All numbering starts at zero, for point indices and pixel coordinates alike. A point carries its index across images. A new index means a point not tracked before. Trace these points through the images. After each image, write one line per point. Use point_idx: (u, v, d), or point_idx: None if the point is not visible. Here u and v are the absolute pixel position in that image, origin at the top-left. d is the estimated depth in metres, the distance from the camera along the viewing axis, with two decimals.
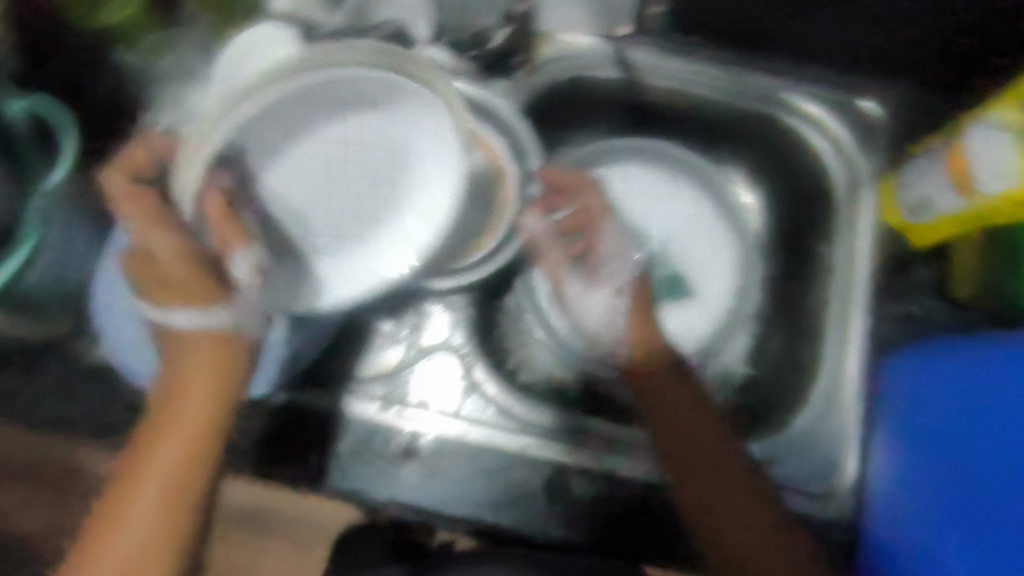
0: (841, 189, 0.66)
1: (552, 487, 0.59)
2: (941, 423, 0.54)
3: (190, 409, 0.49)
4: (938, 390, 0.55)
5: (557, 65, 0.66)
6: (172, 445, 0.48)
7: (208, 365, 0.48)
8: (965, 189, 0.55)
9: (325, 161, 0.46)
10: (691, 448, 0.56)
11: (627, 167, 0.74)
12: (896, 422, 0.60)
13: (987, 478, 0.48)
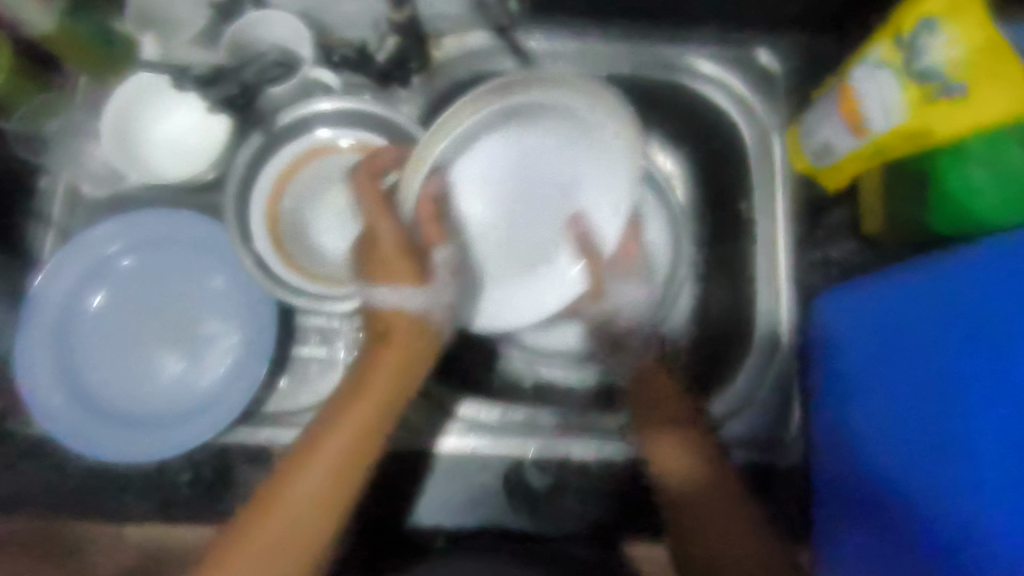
0: (752, 143, 0.67)
1: (508, 479, 0.60)
2: (876, 349, 0.54)
3: (369, 404, 0.49)
4: (875, 322, 0.54)
5: (457, 66, 0.67)
6: (350, 444, 0.48)
7: (393, 356, 0.50)
8: (859, 130, 0.57)
9: (536, 168, 0.54)
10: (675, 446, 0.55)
11: None
12: (831, 372, 0.59)
13: (939, 396, 0.47)
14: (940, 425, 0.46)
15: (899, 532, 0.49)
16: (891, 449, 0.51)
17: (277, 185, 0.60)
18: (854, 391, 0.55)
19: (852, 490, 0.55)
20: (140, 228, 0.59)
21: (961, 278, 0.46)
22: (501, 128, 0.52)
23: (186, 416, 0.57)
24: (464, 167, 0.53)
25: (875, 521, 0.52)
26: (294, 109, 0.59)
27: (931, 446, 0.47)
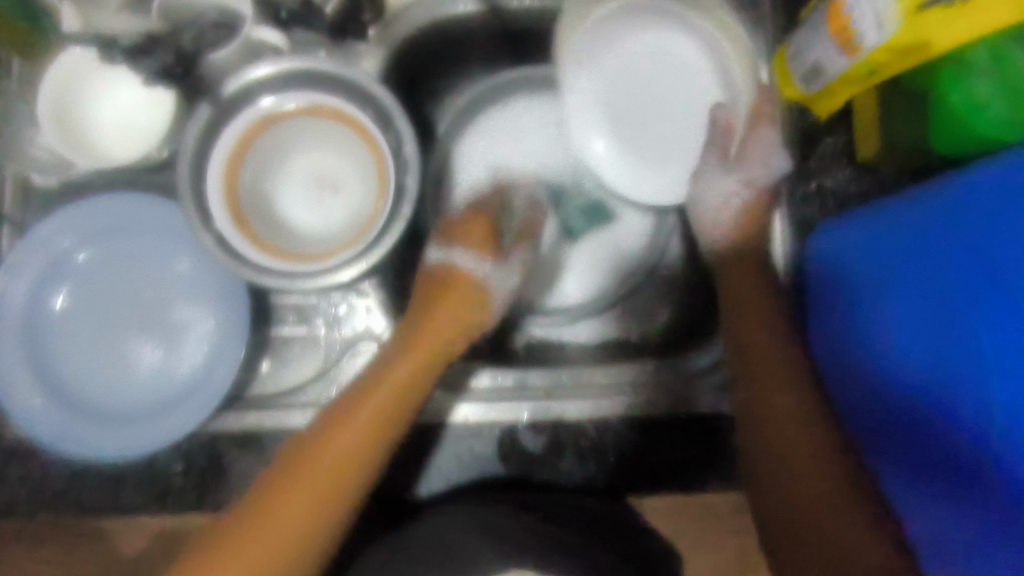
0: (736, 67, 0.63)
1: (503, 444, 0.59)
2: (888, 274, 0.50)
3: (417, 367, 0.53)
4: (889, 246, 0.51)
5: (416, 11, 0.63)
6: (395, 402, 0.51)
7: (445, 324, 0.55)
8: (850, 49, 0.52)
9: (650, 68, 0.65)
10: (760, 365, 0.53)
11: (510, 109, 0.71)
12: (837, 295, 0.55)
13: (964, 309, 0.44)
14: (966, 338, 0.43)
15: (921, 458, 0.46)
16: (909, 370, 0.47)
17: (232, 158, 0.56)
18: (862, 313, 0.52)
19: (865, 421, 0.51)
20: (96, 212, 0.56)
21: (967, 188, 0.45)
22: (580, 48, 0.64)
23: (175, 403, 0.56)
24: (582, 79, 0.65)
25: (890, 451, 0.49)
26: (240, 76, 0.54)
27: (955, 359, 0.44)
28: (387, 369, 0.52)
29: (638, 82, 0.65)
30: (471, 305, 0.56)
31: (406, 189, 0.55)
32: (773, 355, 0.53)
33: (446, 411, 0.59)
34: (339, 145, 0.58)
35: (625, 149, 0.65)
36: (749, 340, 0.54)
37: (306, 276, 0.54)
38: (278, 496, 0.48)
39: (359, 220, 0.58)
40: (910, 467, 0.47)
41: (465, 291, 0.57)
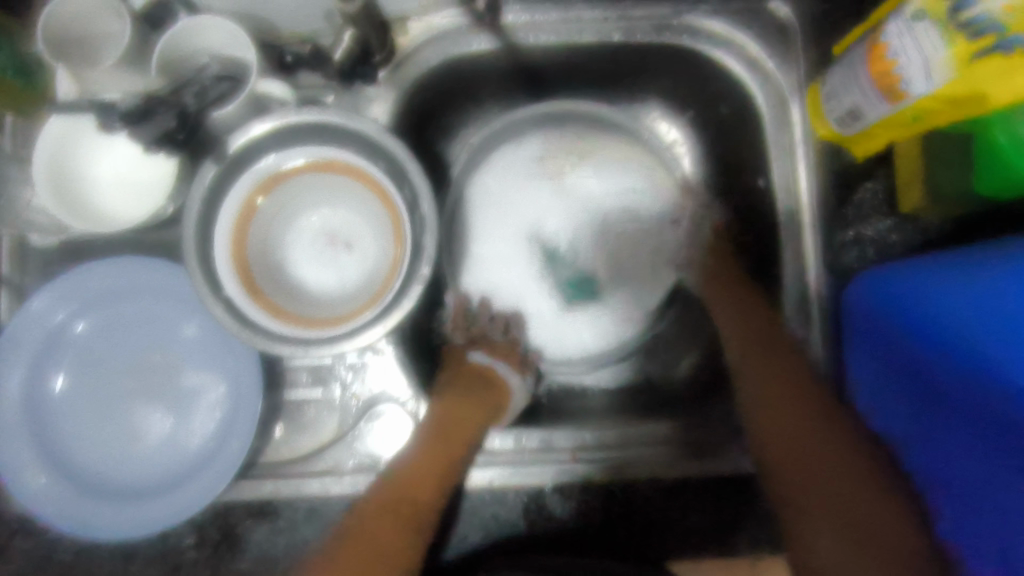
0: (766, 106, 0.60)
1: (530, 510, 0.57)
2: (919, 318, 0.52)
3: (449, 446, 0.54)
4: (915, 285, 0.52)
5: (430, 53, 0.60)
6: (428, 484, 0.53)
7: (471, 406, 0.56)
8: (894, 96, 0.49)
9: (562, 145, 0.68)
10: (784, 398, 0.54)
11: (496, 163, 0.69)
12: (866, 342, 0.56)
13: (990, 332, 0.46)
14: (995, 360, 0.45)
15: (979, 478, 0.46)
16: (946, 383, 0.49)
17: (240, 218, 0.53)
18: (896, 351, 0.53)
19: (930, 440, 0.50)
20: (100, 277, 0.53)
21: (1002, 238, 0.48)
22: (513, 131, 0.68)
23: (187, 477, 0.53)
24: (515, 163, 0.69)
25: (947, 473, 0.49)
26: (246, 132, 0.51)
27: (983, 374, 0.45)
28: (415, 451, 0.54)
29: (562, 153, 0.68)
30: (490, 388, 0.58)
31: (423, 250, 0.52)
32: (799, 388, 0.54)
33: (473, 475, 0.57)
34: (351, 200, 0.56)
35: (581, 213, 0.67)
36: (768, 377, 0.55)
37: (321, 342, 0.51)
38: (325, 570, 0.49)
39: (374, 279, 0.55)
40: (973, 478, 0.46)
41: (493, 396, 0.58)
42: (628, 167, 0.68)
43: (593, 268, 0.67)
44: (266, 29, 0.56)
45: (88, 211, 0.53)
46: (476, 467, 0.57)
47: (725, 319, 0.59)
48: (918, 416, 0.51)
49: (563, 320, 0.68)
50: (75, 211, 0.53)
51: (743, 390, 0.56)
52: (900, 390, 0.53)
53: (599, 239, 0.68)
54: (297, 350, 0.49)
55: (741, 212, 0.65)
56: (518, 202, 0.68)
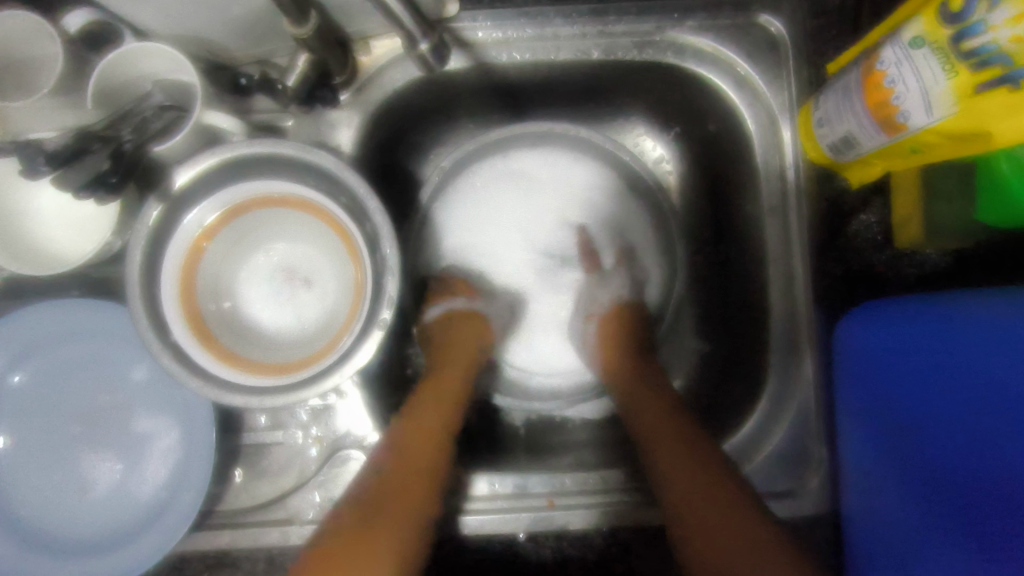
0: (756, 128, 0.56)
1: (503, 559, 0.55)
2: (916, 372, 0.49)
3: (428, 453, 0.50)
4: (898, 329, 0.50)
5: (397, 71, 0.56)
6: (414, 496, 0.47)
7: (447, 377, 0.56)
8: (890, 126, 0.45)
9: (536, 163, 0.67)
10: (690, 480, 0.48)
11: (470, 183, 0.67)
12: (847, 408, 0.52)
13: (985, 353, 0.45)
14: (996, 382, 0.44)
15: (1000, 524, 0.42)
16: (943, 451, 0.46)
17: (186, 257, 0.50)
18: (880, 408, 0.50)
19: (912, 508, 0.48)
20: (43, 319, 0.50)
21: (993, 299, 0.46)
22: (487, 151, 0.65)
23: (139, 530, 0.50)
24: (488, 183, 0.67)
25: (947, 538, 0.45)
26: (192, 166, 0.48)
27: (991, 415, 0.44)
28: (391, 468, 0.48)
29: (536, 171, 0.67)
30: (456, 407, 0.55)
31: (383, 293, 0.48)
32: (708, 474, 0.48)
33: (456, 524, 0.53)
34: (309, 234, 0.52)
35: (561, 230, 0.67)
36: (675, 460, 0.50)
37: (276, 391, 0.47)
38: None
39: (335, 319, 0.52)
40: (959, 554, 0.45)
41: (468, 334, 0.60)
42: (595, 188, 0.67)
43: (566, 283, 0.67)
44: (219, 50, 0.52)
45: (28, 246, 0.50)
46: (465, 515, 0.54)
47: (642, 395, 0.56)
48: (915, 480, 0.48)
49: (545, 338, 0.67)
50: (14, 246, 0.49)
51: (655, 458, 0.51)
52: (888, 454, 0.49)
53: (571, 256, 0.67)
54: (249, 402, 0.46)
55: (728, 237, 0.62)
56: (494, 223, 0.67)
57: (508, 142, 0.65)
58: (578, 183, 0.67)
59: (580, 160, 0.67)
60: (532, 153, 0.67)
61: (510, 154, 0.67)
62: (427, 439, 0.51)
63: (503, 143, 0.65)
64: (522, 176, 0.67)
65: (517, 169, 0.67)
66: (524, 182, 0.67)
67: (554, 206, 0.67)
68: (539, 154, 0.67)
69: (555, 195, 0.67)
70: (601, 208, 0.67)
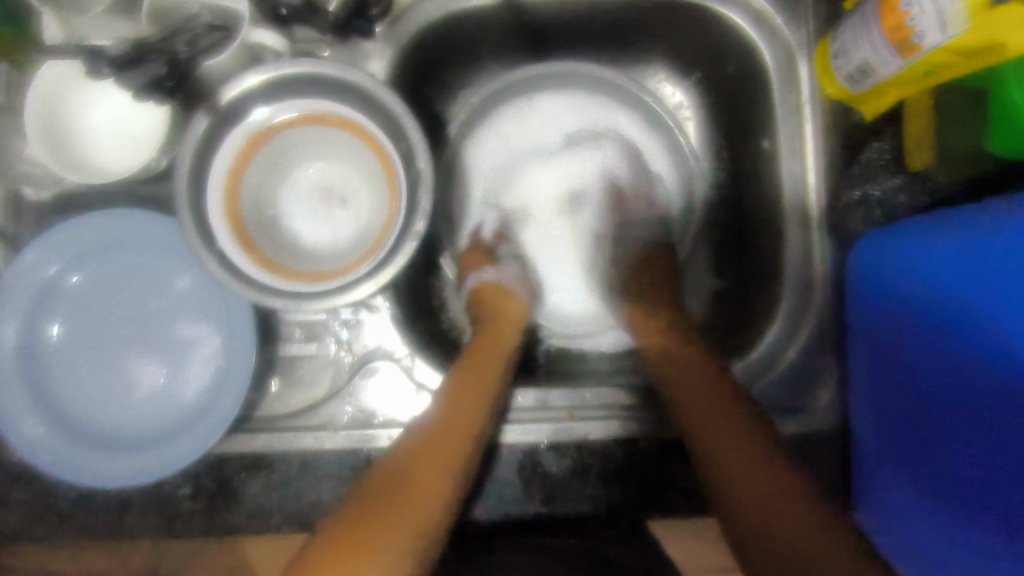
0: (775, 66, 0.58)
1: (524, 468, 0.57)
2: (941, 308, 0.50)
3: (472, 412, 0.49)
4: (924, 270, 0.51)
5: (427, 5, 0.58)
6: (440, 460, 0.46)
7: (496, 335, 0.57)
8: (906, 48, 0.47)
9: (560, 106, 0.68)
10: (709, 425, 0.47)
11: (495, 124, 0.68)
12: (862, 331, 0.55)
13: (983, 305, 0.47)
14: (992, 333, 0.46)
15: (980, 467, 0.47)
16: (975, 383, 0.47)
17: (232, 172, 0.52)
18: (887, 346, 0.53)
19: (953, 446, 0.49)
20: (96, 227, 0.53)
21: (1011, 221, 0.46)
22: (511, 94, 0.67)
23: (182, 429, 0.53)
24: (513, 125, 0.68)
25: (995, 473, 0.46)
26: (237, 85, 0.50)
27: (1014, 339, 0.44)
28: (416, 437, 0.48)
29: (561, 113, 0.68)
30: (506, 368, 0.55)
31: (416, 206, 0.51)
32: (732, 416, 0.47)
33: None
34: (345, 153, 0.55)
35: (586, 172, 0.69)
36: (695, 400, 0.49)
37: (314, 297, 0.50)
38: (320, 559, 0.38)
39: (368, 235, 0.55)
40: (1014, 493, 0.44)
41: (511, 306, 0.60)
42: (618, 123, 0.68)
43: (593, 214, 0.68)
44: None
45: (77, 158, 0.53)
46: (506, 427, 0.57)
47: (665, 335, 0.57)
48: (950, 418, 0.49)
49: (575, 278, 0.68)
50: (65, 158, 0.52)
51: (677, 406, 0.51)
52: (892, 390, 0.53)
53: (598, 186, 0.68)
54: (290, 304, 0.49)
55: (745, 175, 0.63)
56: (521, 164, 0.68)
57: (532, 83, 0.66)
58: (602, 125, 0.68)
59: (605, 102, 0.68)
60: (556, 96, 0.68)
61: (534, 96, 0.68)
62: (461, 406, 0.49)
63: (526, 84, 0.66)
64: (546, 118, 0.68)
65: (541, 111, 0.68)
66: (549, 125, 0.68)
67: (579, 148, 0.69)
68: (562, 97, 0.68)
69: (580, 136, 0.69)
70: (623, 141, 0.68)
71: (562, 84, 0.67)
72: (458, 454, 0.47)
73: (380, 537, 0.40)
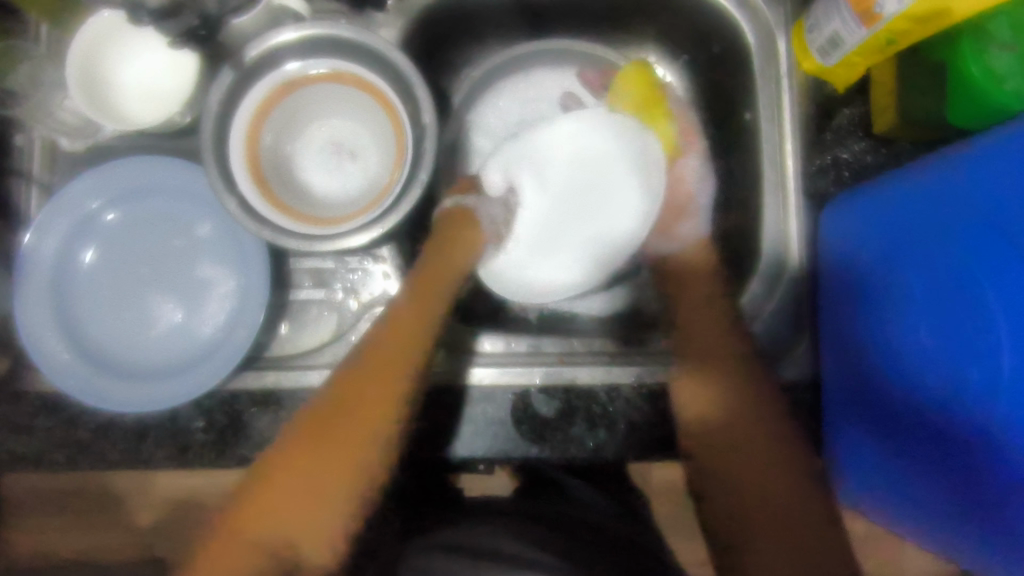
0: (756, 43, 0.63)
1: (516, 409, 0.60)
2: (899, 290, 0.55)
3: (401, 355, 0.50)
4: (883, 249, 0.56)
5: None
6: (372, 410, 0.49)
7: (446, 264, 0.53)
8: (869, 18, 0.52)
9: (552, 80, 0.73)
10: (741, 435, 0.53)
11: (496, 97, 0.73)
12: (832, 282, 0.59)
13: (934, 299, 0.52)
14: (939, 322, 0.52)
15: (920, 444, 0.53)
16: (918, 365, 0.53)
17: (254, 125, 0.57)
18: (851, 308, 0.58)
19: (893, 419, 0.55)
20: (127, 171, 0.57)
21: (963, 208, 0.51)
22: (515, 70, 0.72)
23: (195, 362, 0.56)
24: (512, 98, 0.73)
25: (926, 449, 0.53)
26: (259, 43, 0.55)
27: (958, 332, 0.50)
28: (344, 379, 0.50)
29: (548, 90, 0.73)
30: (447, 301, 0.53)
31: (421, 157, 0.55)
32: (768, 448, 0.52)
33: (462, 377, 0.60)
34: (360, 113, 0.60)
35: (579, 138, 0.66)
36: (752, 466, 0.51)
37: (324, 240, 0.54)
38: (266, 495, 0.48)
39: (376, 188, 0.59)
40: (933, 466, 0.52)
41: (472, 237, 0.55)
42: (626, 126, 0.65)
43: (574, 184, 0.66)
44: None
45: (116, 112, 0.58)
46: (475, 368, 0.61)
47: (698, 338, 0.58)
48: (894, 393, 0.55)
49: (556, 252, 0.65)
50: (100, 107, 0.57)
51: (694, 392, 0.56)
52: (850, 364, 0.57)
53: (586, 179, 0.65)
54: (301, 243, 0.53)
55: (730, 148, 0.68)
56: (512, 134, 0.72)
57: (527, 59, 0.72)
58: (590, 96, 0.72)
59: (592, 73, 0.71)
60: (552, 73, 0.73)
61: (531, 72, 0.73)
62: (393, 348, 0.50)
63: (523, 60, 0.71)
64: (536, 93, 0.73)
65: (533, 87, 0.73)
66: (542, 100, 0.73)
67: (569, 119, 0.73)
68: (553, 74, 0.73)
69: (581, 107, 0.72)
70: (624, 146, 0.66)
71: (556, 61, 0.72)
72: (390, 402, 0.50)
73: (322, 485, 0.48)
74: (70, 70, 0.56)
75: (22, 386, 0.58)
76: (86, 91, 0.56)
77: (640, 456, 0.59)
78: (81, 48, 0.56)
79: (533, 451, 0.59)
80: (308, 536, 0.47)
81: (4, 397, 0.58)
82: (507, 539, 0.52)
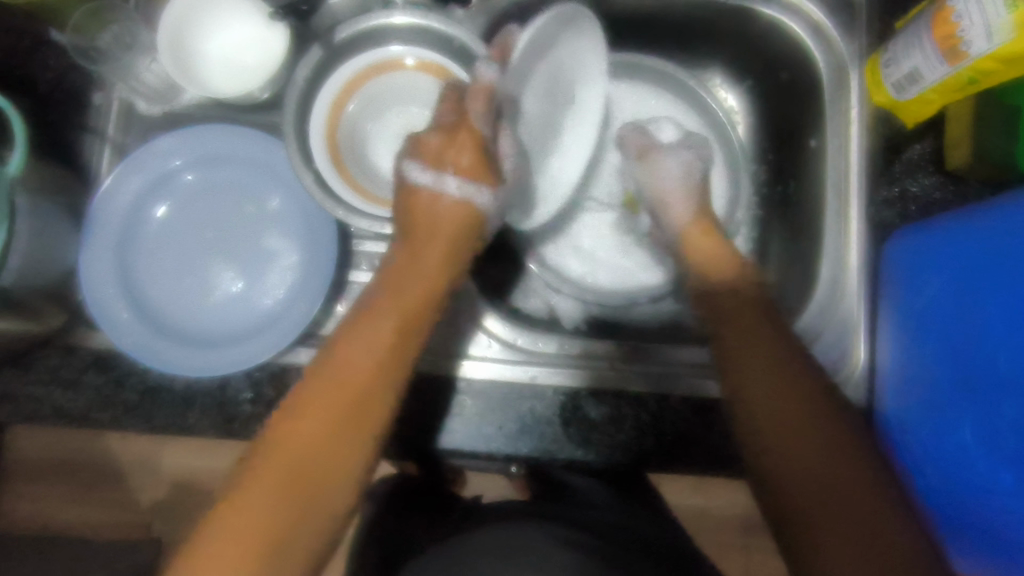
0: (829, 81, 0.63)
1: (565, 409, 0.59)
2: (976, 327, 0.53)
3: (399, 308, 0.47)
4: (960, 283, 0.54)
5: None
6: (375, 368, 0.44)
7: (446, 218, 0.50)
8: (954, 55, 0.53)
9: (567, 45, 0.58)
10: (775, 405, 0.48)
11: None
12: (902, 313, 0.59)
13: (1011, 338, 0.50)
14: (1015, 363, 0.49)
15: (985, 487, 0.51)
16: (998, 404, 0.50)
17: (336, 106, 0.58)
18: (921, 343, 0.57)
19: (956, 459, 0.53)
20: (204, 137, 0.58)
21: None
22: None
23: (252, 332, 0.56)
24: None
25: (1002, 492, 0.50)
26: (351, 23, 0.56)
27: None
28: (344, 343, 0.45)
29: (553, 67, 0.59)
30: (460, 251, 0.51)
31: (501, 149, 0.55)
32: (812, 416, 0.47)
33: (500, 374, 0.60)
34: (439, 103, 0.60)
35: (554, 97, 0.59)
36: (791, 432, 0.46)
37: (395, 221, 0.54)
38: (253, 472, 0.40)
39: None
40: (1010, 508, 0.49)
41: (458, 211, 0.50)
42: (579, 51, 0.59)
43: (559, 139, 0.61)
44: None
45: (200, 79, 0.58)
46: (535, 373, 0.60)
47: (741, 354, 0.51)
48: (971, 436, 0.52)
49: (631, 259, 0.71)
50: (186, 76, 0.57)
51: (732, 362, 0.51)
52: (915, 392, 0.57)
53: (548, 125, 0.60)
54: (374, 222, 0.53)
55: (789, 174, 0.69)
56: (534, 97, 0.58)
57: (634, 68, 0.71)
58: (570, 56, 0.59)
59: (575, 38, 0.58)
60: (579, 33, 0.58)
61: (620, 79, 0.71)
62: (360, 358, 0.44)
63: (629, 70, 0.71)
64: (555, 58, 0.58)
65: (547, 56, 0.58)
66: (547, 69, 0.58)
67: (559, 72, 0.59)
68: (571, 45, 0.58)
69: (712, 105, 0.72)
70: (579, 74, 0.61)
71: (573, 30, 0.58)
72: (390, 356, 0.45)
73: (317, 455, 0.41)
74: (162, 38, 0.56)
75: (74, 341, 0.58)
76: (174, 59, 0.57)
77: (677, 465, 0.59)
78: (173, 15, 0.57)
79: (567, 451, 0.59)
80: (301, 515, 0.40)
81: (56, 349, 0.58)
82: (535, 535, 0.49)
